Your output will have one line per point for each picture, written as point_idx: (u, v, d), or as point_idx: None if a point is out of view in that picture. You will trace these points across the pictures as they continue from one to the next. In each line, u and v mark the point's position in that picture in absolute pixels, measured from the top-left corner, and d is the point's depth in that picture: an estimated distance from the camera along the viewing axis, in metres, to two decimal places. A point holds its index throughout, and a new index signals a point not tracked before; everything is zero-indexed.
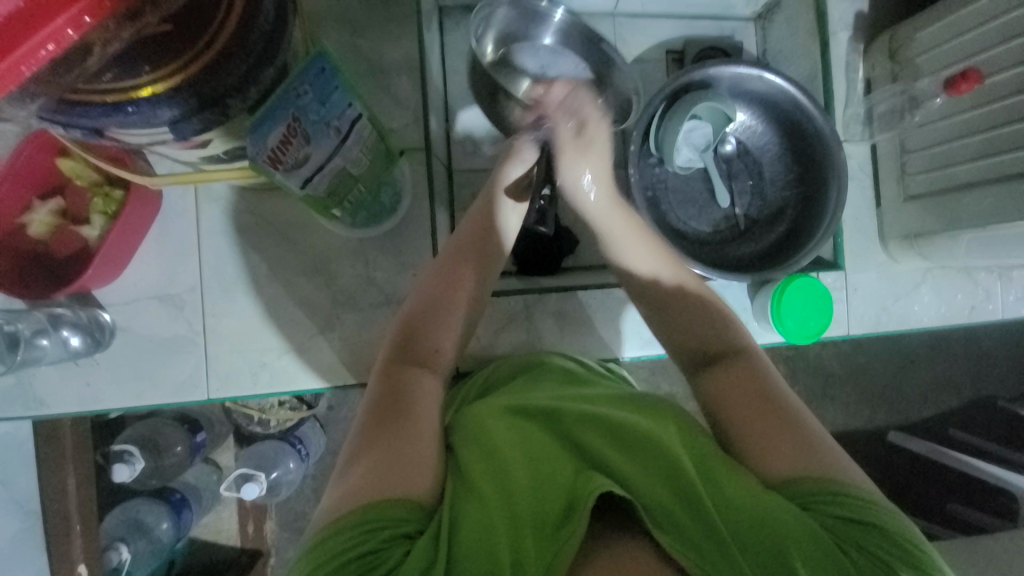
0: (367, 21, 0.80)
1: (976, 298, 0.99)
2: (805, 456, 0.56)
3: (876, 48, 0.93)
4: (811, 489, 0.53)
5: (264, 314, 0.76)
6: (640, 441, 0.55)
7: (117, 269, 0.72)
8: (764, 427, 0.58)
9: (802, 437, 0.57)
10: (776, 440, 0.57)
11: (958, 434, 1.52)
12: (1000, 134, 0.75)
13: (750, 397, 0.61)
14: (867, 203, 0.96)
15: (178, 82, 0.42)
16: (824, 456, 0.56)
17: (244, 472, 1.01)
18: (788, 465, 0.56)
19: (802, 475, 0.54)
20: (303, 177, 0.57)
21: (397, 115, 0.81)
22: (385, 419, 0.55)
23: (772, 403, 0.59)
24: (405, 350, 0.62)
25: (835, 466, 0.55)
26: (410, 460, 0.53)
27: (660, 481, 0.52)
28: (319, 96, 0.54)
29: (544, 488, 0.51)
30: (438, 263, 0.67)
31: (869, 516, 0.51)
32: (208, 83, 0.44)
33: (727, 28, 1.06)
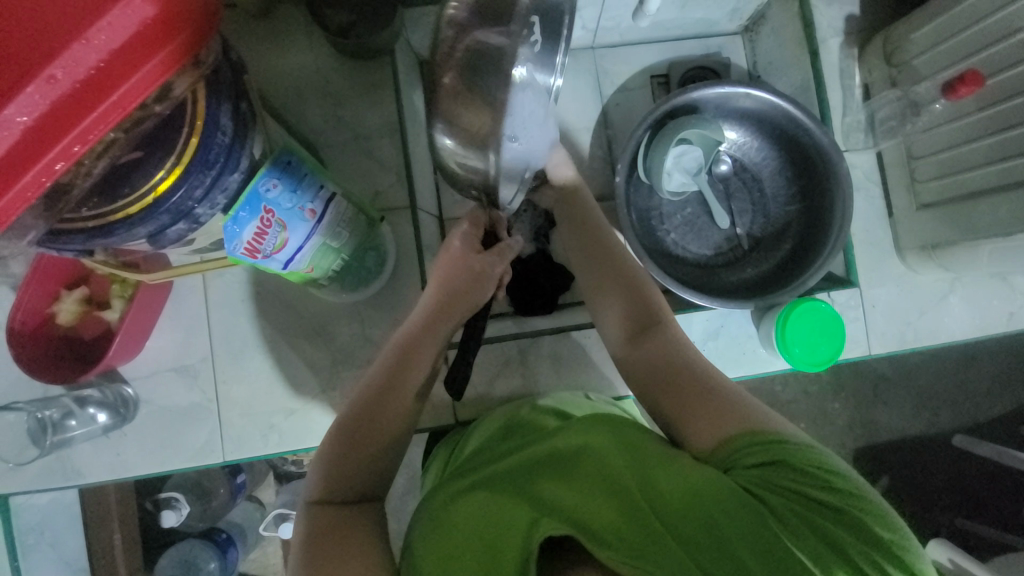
0: (347, 91, 0.84)
1: (1014, 304, 0.91)
2: (718, 420, 0.59)
3: (871, 51, 0.88)
4: (734, 451, 0.56)
5: (272, 376, 0.81)
6: (568, 464, 0.57)
7: (138, 345, 0.78)
8: (690, 407, 0.61)
9: (714, 396, 0.61)
10: (698, 411, 0.61)
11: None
12: (1013, 137, 0.69)
13: (669, 374, 0.65)
14: (878, 213, 0.90)
15: (150, 202, 0.46)
16: (740, 409, 0.59)
17: (280, 513, 1.06)
18: (705, 436, 0.59)
19: (726, 437, 0.57)
20: (283, 259, 0.60)
21: (382, 176, 0.84)
22: (331, 545, 0.56)
23: (683, 370, 0.65)
24: (341, 473, 0.61)
25: (750, 412, 0.59)
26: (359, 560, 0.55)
27: (595, 495, 0.53)
28: (290, 187, 0.56)
29: (493, 531, 0.53)
30: (379, 371, 0.66)
31: (787, 455, 0.54)
32: (179, 197, 0.48)
33: (712, 45, 1.04)
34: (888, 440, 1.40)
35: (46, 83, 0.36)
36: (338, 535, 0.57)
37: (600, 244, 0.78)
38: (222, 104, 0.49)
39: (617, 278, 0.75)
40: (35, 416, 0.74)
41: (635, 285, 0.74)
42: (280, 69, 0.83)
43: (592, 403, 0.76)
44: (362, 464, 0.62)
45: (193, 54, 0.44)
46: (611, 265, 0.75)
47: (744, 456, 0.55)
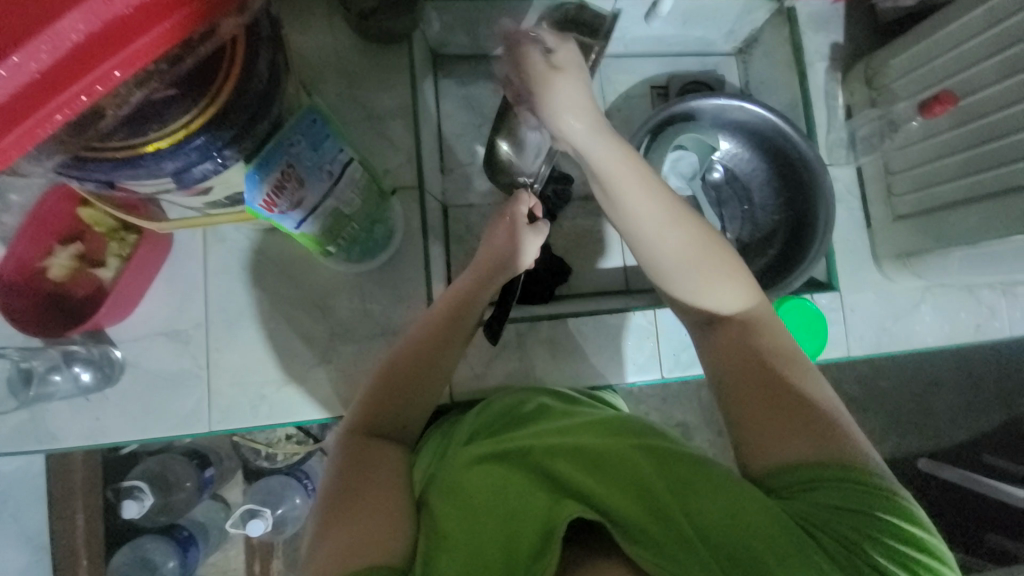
0: (363, 72, 0.87)
1: (980, 315, 0.97)
2: (804, 437, 0.52)
3: (854, 76, 0.96)
4: (800, 478, 0.50)
5: (266, 347, 0.80)
6: (603, 463, 0.56)
7: (129, 308, 0.76)
8: (763, 418, 0.54)
9: (800, 415, 0.53)
10: (773, 424, 0.53)
11: (992, 459, 1.45)
12: (981, 153, 0.76)
13: (750, 361, 0.57)
14: (857, 224, 0.97)
15: (182, 137, 0.47)
16: (826, 439, 0.51)
17: (251, 508, 1.01)
18: (782, 450, 0.52)
19: (794, 462, 0.51)
20: (298, 217, 0.61)
21: (392, 156, 0.86)
22: (359, 483, 0.54)
23: (770, 377, 0.56)
24: (377, 423, 0.61)
25: (832, 438, 0.51)
26: (377, 526, 0.50)
27: (625, 490, 0.53)
28: (311, 144, 0.59)
29: (517, 516, 0.53)
30: (425, 324, 0.67)
31: (856, 492, 0.48)
32: (209, 136, 0.48)
33: (709, 62, 1.11)
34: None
35: (102, 2, 0.36)
36: (364, 471, 0.56)
37: (675, 225, 0.60)
38: (261, 53, 0.50)
39: (684, 253, 0.60)
40: (18, 367, 0.73)
41: (712, 276, 0.60)
42: (298, 46, 0.85)
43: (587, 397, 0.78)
44: (396, 425, 0.63)
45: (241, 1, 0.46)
46: (694, 241, 0.60)
47: (809, 487, 0.50)
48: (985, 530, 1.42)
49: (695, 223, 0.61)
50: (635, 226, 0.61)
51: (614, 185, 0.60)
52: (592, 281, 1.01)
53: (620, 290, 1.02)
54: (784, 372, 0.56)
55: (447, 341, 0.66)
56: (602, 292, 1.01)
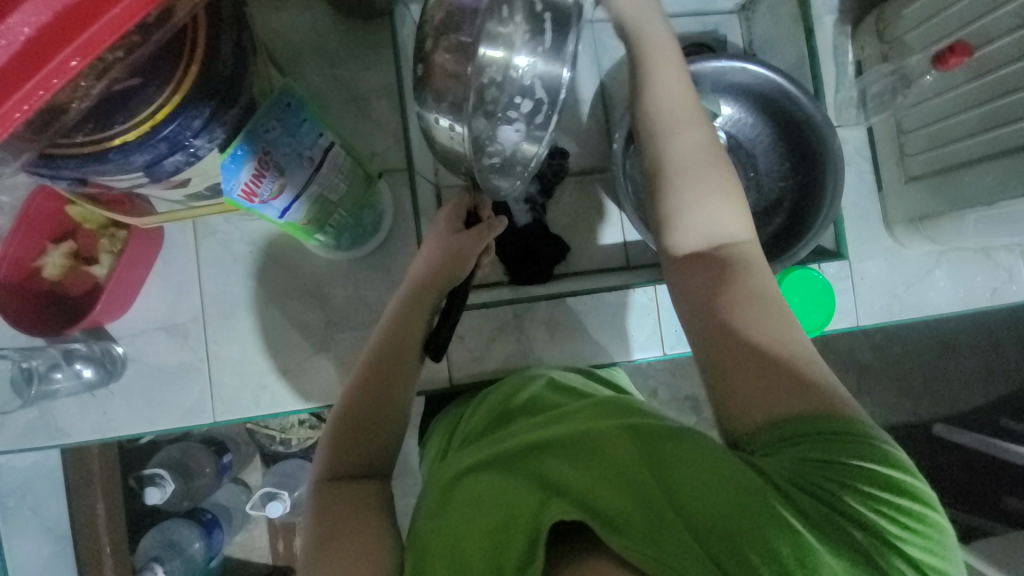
0: (345, 52, 0.84)
1: (998, 279, 0.94)
2: (788, 384, 0.52)
3: (864, 29, 0.90)
4: (783, 436, 0.50)
5: (265, 337, 0.80)
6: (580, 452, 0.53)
7: (126, 304, 0.77)
8: (744, 376, 0.54)
9: (783, 368, 0.53)
10: (767, 372, 0.53)
11: (1010, 423, 1.43)
12: (999, 107, 0.71)
13: (748, 298, 0.57)
14: (867, 189, 0.92)
15: (148, 129, 0.45)
16: (804, 391, 0.52)
17: (269, 491, 1.04)
18: (771, 404, 0.52)
19: (776, 419, 0.52)
20: (281, 207, 0.60)
21: (379, 139, 0.84)
22: (341, 525, 0.53)
23: (755, 328, 0.55)
24: (360, 415, 0.63)
25: (811, 389, 0.52)
26: (362, 546, 0.50)
27: (611, 480, 0.49)
28: (288, 130, 0.57)
29: (502, 512, 0.49)
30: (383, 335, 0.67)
31: (836, 440, 0.49)
32: (177, 126, 0.47)
33: (710, 22, 1.05)
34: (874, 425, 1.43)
35: None
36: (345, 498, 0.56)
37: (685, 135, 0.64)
38: (224, 34, 0.48)
39: (697, 172, 0.63)
40: (19, 366, 0.74)
41: (709, 198, 0.62)
42: (276, 27, 0.82)
43: (586, 378, 0.76)
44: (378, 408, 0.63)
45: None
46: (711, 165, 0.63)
47: (791, 444, 0.50)
48: (1002, 494, 1.41)
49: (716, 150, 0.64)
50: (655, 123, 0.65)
51: (652, 84, 0.65)
52: (591, 259, 0.99)
53: (620, 267, 0.99)
54: (770, 313, 0.56)
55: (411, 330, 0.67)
56: (602, 270, 0.99)
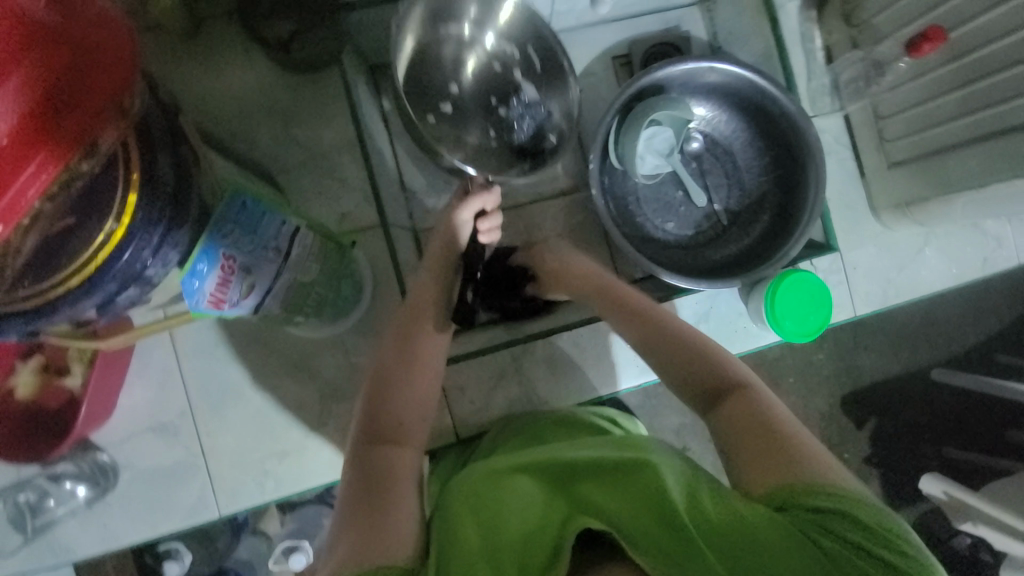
0: (297, 109, 0.79)
1: (987, 248, 0.93)
2: (799, 464, 0.50)
3: (830, 13, 0.87)
4: (788, 494, 0.48)
5: (258, 423, 0.76)
6: (615, 474, 0.51)
7: (106, 410, 0.73)
8: (757, 451, 0.52)
9: (784, 444, 0.52)
10: (781, 454, 0.51)
11: (1006, 358, 1.38)
12: (979, 89, 0.70)
13: (746, 419, 0.54)
14: (851, 177, 0.90)
15: (98, 268, 0.43)
16: (805, 459, 0.50)
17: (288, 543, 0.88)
18: (776, 476, 0.50)
19: (778, 479, 0.50)
20: (253, 302, 0.57)
21: (346, 197, 0.80)
22: (373, 492, 0.53)
23: (750, 413, 0.54)
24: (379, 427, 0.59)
25: (814, 458, 0.50)
26: (390, 517, 0.51)
27: (638, 505, 0.48)
28: (248, 227, 0.53)
29: (530, 524, 0.49)
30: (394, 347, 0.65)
31: (839, 503, 0.47)
32: (127, 260, 0.44)
33: (670, 18, 0.97)
34: (877, 381, 1.37)
35: None
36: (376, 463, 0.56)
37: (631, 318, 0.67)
38: (158, 152, 0.44)
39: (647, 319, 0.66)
40: (13, 503, 0.72)
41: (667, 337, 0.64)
42: (217, 95, 0.77)
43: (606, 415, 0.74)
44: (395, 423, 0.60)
45: (128, 94, 0.40)
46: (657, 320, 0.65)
47: (795, 501, 0.48)
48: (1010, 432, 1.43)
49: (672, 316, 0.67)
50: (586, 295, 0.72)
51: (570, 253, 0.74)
52: None
53: None
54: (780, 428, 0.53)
55: (414, 349, 0.65)
56: None
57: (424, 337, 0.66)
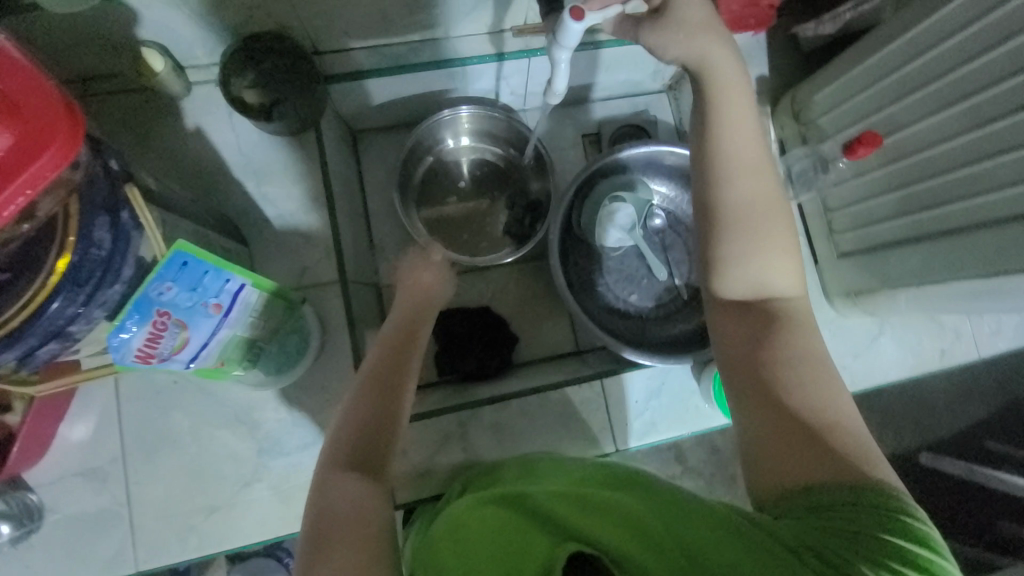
0: (271, 172, 0.84)
1: (945, 339, 0.94)
2: (814, 448, 0.48)
3: (782, 110, 0.93)
4: (798, 504, 0.46)
5: (190, 473, 0.75)
6: (602, 504, 0.49)
7: (41, 450, 0.72)
8: (774, 417, 0.50)
9: (807, 426, 0.49)
10: (795, 429, 0.49)
11: (995, 446, 1.33)
12: (914, 193, 0.72)
13: (777, 356, 0.53)
14: (804, 262, 0.93)
15: (29, 320, 0.44)
16: (829, 461, 0.47)
17: None
18: (793, 465, 0.48)
19: (795, 484, 0.47)
20: (185, 358, 0.57)
21: (308, 253, 0.83)
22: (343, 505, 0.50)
23: (792, 394, 0.51)
24: (360, 456, 0.55)
25: (830, 440, 0.48)
26: (360, 532, 0.47)
27: (615, 524, 0.47)
28: (187, 285, 0.54)
29: (513, 553, 0.48)
30: (360, 385, 0.63)
31: (855, 501, 0.44)
32: (58, 308, 0.44)
33: (640, 102, 1.08)
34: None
35: None
36: (340, 496, 0.51)
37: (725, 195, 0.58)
38: (98, 218, 0.46)
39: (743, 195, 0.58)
40: None
41: (769, 255, 0.57)
42: (199, 153, 0.83)
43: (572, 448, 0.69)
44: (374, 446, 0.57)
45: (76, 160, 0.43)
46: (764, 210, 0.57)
47: (805, 512, 0.45)
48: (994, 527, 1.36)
49: (778, 204, 0.58)
50: (728, 203, 0.58)
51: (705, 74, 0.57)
52: (539, 346, 0.98)
53: (569, 352, 0.98)
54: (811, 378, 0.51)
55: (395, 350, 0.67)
56: (552, 356, 0.97)
57: (402, 347, 0.67)
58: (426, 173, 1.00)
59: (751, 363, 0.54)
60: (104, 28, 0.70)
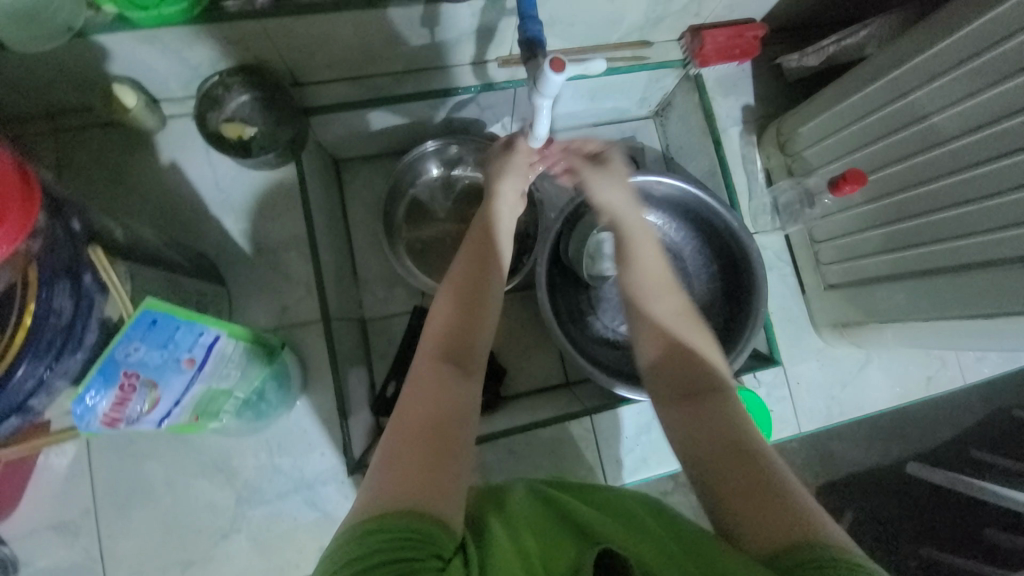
0: (251, 208, 0.82)
1: (931, 367, 0.94)
2: (784, 516, 0.44)
3: (768, 140, 0.93)
4: (798, 561, 0.41)
5: (166, 525, 0.72)
6: (645, 522, 0.46)
7: (8, 505, 0.69)
8: (736, 485, 0.48)
9: (773, 488, 0.47)
10: (759, 500, 0.46)
11: (981, 454, 1.29)
12: (898, 231, 0.73)
13: (725, 435, 0.51)
14: (791, 292, 0.93)
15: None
16: (816, 519, 0.44)
17: None
18: (766, 532, 0.44)
19: (790, 541, 0.43)
20: (155, 418, 0.55)
21: (290, 291, 0.81)
22: (414, 443, 0.45)
23: (754, 448, 0.50)
24: (450, 350, 0.53)
25: (802, 512, 0.45)
26: (437, 478, 0.43)
27: (640, 537, 0.44)
28: (155, 344, 0.51)
29: (547, 547, 0.41)
30: (468, 260, 0.59)
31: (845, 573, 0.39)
32: (23, 374, 0.42)
33: (627, 128, 1.08)
34: (848, 473, 1.29)
35: None
36: (424, 393, 0.50)
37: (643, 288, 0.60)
38: (61, 282, 0.44)
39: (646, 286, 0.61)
40: None
41: (689, 338, 0.58)
42: (176, 190, 0.80)
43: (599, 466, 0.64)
44: (462, 342, 0.53)
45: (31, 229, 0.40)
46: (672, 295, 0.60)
47: (807, 573, 0.40)
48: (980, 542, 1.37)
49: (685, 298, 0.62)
50: (633, 288, 0.61)
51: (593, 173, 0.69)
52: (528, 379, 0.96)
53: (559, 384, 0.96)
54: (755, 457, 0.49)
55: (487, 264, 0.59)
56: (542, 390, 0.96)
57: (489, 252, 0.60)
58: (412, 202, 0.98)
59: (696, 443, 0.52)
60: (74, 63, 0.68)
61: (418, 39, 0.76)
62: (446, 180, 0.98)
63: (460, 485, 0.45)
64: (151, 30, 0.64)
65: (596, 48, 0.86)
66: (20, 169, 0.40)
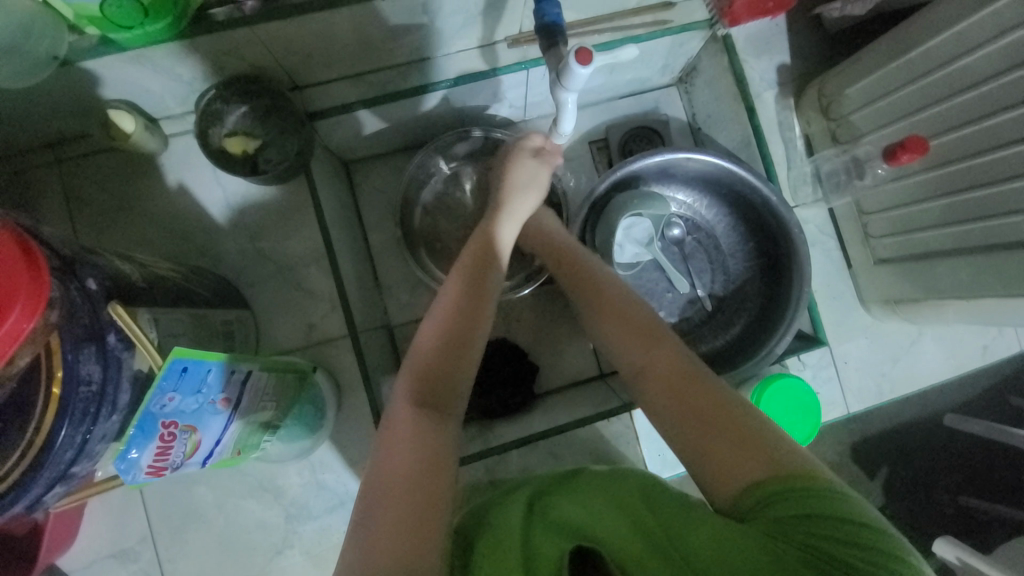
0: (264, 225, 0.80)
1: (988, 336, 0.88)
2: (756, 462, 0.51)
3: (807, 103, 0.85)
4: (760, 498, 0.48)
5: (221, 545, 0.74)
6: (637, 507, 0.49)
7: (71, 534, 0.71)
8: (720, 454, 0.52)
9: (747, 437, 0.52)
10: (730, 457, 0.52)
11: (1020, 402, 1.22)
12: (964, 201, 0.66)
13: (692, 401, 0.56)
14: (836, 268, 0.87)
15: (35, 462, 0.41)
16: (777, 450, 0.51)
17: None
18: (738, 484, 0.50)
19: (755, 481, 0.49)
20: (198, 460, 0.54)
21: (314, 308, 0.80)
22: (393, 483, 0.49)
23: (716, 408, 0.55)
24: (429, 393, 0.57)
25: (775, 453, 0.51)
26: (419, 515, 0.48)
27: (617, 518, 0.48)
28: (190, 390, 0.48)
29: (534, 540, 0.47)
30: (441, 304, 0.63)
31: (814, 504, 0.47)
32: (66, 437, 0.42)
33: (648, 99, 1.00)
34: (890, 436, 1.26)
35: None
36: (389, 446, 0.53)
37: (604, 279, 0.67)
38: (85, 347, 0.42)
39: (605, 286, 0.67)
40: None
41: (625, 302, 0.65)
42: (187, 212, 0.78)
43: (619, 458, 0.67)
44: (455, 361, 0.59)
45: (48, 300, 0.39)
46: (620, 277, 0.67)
47: (771, 505, 0.48)
48: None
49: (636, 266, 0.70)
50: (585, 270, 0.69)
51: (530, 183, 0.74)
52: (561, 374, 0.94)
53: (593, 377, 0.94)
54: (729, 421, 0.53)
55: (476, 294, 0.63)
56: (576, 383, 0.94)
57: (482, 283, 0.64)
58: (426, 200, 0.93)
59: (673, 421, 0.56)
60: (64, 91, 0.64)
61: (419, 29, 0.69)
62: (459, 174, 0.93)
63: (452, 493, 0.51)
64: (139, 51, 0.59)
65: (613, 16, 0.77)
66: (21, 242, 0.37)
